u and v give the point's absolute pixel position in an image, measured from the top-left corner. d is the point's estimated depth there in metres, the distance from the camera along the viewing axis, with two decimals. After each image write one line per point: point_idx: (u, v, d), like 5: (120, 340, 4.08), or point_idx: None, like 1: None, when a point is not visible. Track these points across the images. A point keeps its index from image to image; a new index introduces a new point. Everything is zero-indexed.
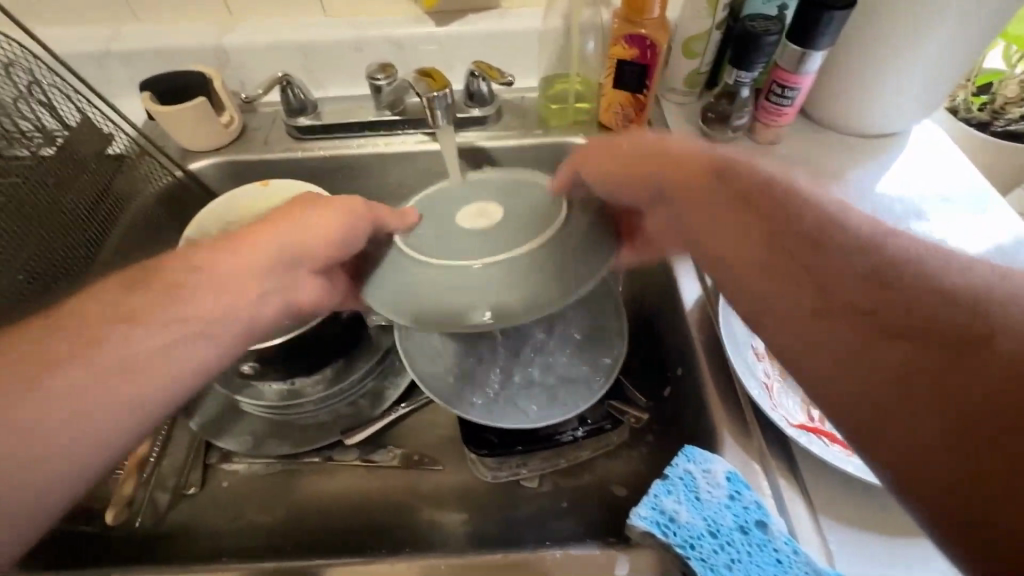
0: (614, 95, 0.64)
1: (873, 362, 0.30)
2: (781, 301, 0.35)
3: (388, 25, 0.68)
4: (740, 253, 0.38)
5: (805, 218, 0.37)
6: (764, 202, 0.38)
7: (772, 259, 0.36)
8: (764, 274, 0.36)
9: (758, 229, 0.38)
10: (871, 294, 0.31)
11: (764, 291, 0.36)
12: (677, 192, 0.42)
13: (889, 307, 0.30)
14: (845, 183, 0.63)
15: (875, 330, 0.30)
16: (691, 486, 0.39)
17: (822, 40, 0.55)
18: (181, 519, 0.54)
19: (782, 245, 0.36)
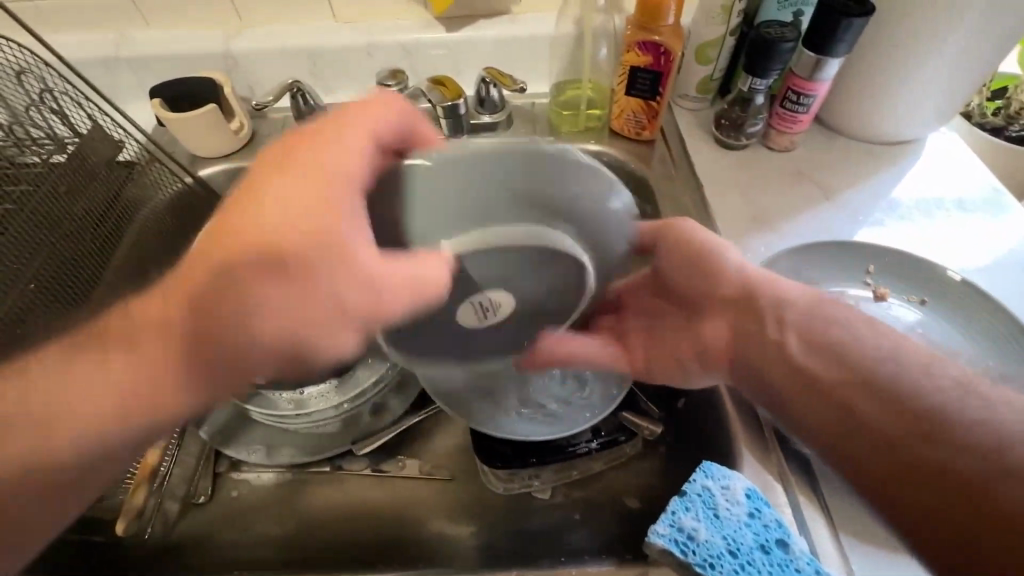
0: (626, 102, 0.63)
1: (918, 468, 0.34)
2: (823, 395, 0.39)
3: (397, 30, 0.68)
4: (791, 354, 0.41)
5: (856, 336, 0.40)
6: (821, 319, 0.42)
7: (826, 368, 0.39)
8: (817, 378, 0.39)
9: (817, 342, 0.41)
10: (917, 406, 0.35)
11: (817, 397, 0.39)
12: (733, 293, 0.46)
13: (940, 424, 0.34)
14: (861, 191, 0.62)
15: (929, 441, 0.34)
16: (709, 503, 0.39)
17: (839, 47, 0.54)
18: (191, 529, 0.54)
19: (839, 356, 0.39)
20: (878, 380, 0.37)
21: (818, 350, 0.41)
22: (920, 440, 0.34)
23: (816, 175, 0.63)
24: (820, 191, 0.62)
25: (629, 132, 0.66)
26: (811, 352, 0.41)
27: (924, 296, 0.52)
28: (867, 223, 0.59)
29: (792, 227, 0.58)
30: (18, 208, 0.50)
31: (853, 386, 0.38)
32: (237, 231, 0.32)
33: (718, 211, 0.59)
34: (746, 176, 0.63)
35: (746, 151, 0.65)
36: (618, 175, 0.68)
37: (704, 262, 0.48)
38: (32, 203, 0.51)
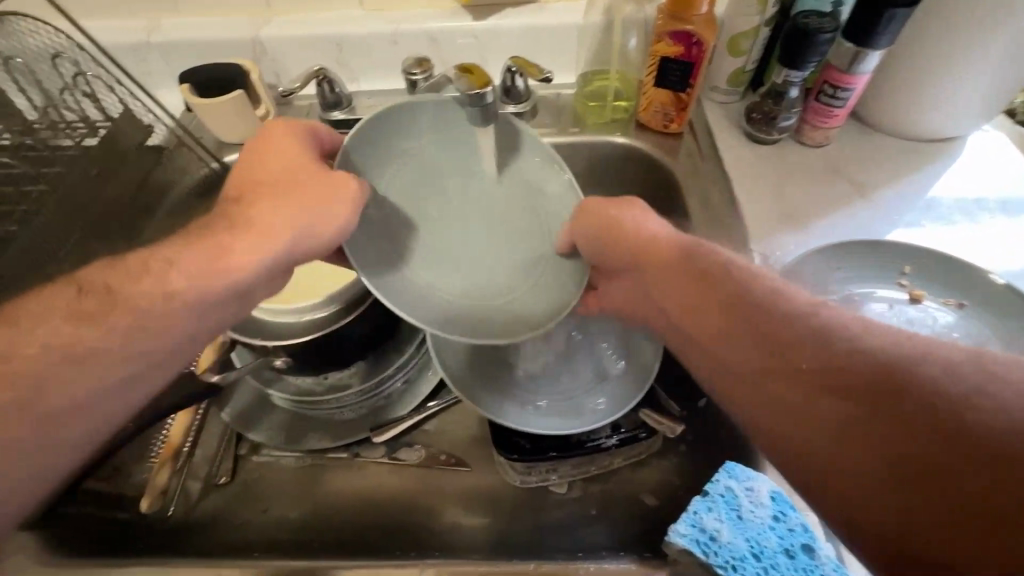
0: (655, 94, 0.62)
1: (844, 436, 0.29)
2: (744, 384, 0.34)
3: (424, 18, 0.67)
4: (698, 328, 0.38)
5: (752, 286, 0.37)
6: (719, 281, 0.39)
7: (729, 339, 0.36)
8: (726, 354, 0.36)
9: (720, 306, 0.37)
10: (821, 359, 0.31)
11: (728, 374, 0.36)
12: (645, 261, 0.44)
13: (846, 379, 0.30)
14: (898, 190, 0.60)
15: (848, 399, 0.30)
16: (733, 504, 0.38)
17: (881, 38, 0.52)
18: (211, 509, 0.55)
19: (741, 322, 0.36)
20: (780, 339, 0.33)
21: (722, 327, 0.37)
22: (836, 401, 0.30)
23: (851, 172, 0.61)
24: (854, 188, 0.60)
25: (657, 125, 0.65)
26: (716, 320, 0.37)
27: (962, 299, 0.50)
28: (903, 223, 0.57)
29: (825, 226, 0.57)
30: (51, 190, 0.52)
31: (755, 355, 0.34)
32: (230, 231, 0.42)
33: (747, 207, 0.58)
34: (776, 172, 0.61)
35: (777, 147, 0.63)
36: (643, 169, 0.66)
37: (625, 240, 0.44)
38: (65, 183, 0.53)
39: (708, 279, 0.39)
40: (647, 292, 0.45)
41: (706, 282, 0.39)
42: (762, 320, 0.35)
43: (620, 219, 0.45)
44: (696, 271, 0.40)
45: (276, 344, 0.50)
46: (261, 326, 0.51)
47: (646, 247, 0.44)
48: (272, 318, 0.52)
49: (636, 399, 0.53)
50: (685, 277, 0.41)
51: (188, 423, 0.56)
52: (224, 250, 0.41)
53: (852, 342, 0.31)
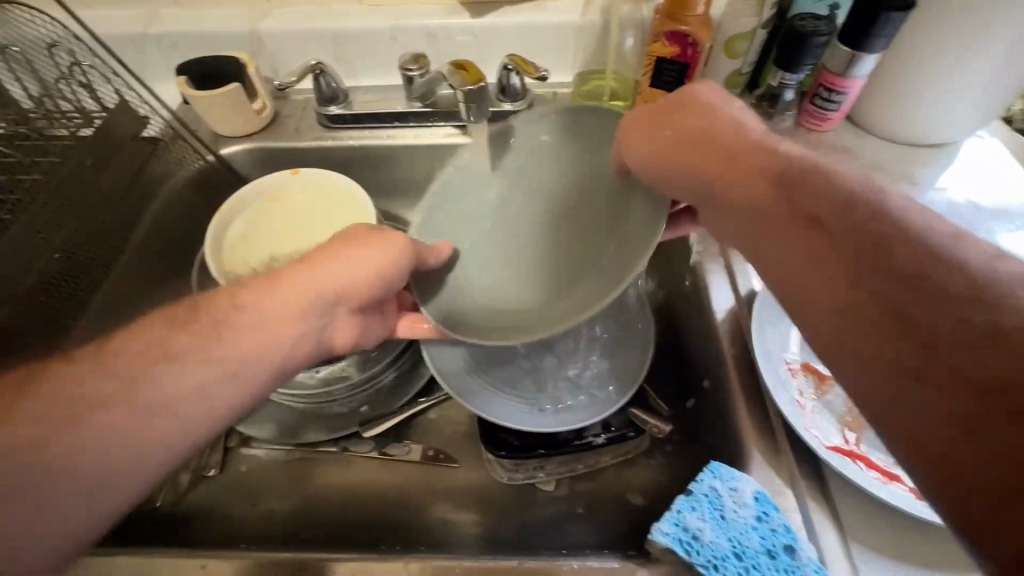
0: (651, 94, 0.61)
1: (918, 341, 0.26)
2: (810, 289, 0.31)
3: (422, 14, 0.67)
4: (768, 236, 0.34)
5: (845, 196, 0.32)
6: (803, 186, 0.34)
7: (810, 244, 0.32)
8: (806, 258, 0.32)
9: (800, 212, 0.33)
10: (919, 265, 0.27)
11: (801, 280, 0.32)
12: (711, 162, 0.38)
13: (949, 287, 0.26)
14: (894, 195, 0.60)
15: (939, 301, 0.26)
16: (716, 504, 0.38)
17: (875, 43, 0.52)
18: (199, 502, 0.55)
19: (827, 227, 0.31)
20: (872, 244, 0.29)
21: (796, 235, 0.33)
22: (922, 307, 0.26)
23: None
24: None
25: None
26: (798, 227, 0.33)
27: None
28: None
29: None
30: (45, 180, 0.51)
31: (839, 260, 0.30)
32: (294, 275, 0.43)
33: None
34: None
35: None
36: None
37: (684, 150, 0.40)
38: (60, 173, 0.52)
39: (789, 185, 0.34)
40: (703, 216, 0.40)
41: (788, 187, 0.34)
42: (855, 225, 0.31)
43: (684, 119, 0.41)
44: (772, 176, 0.35)
45: None
46: None
47: (722, 152, 0.38)
48: None
49: (626, 398, 0.52)
50: (757, 183, 0.36)
51: None
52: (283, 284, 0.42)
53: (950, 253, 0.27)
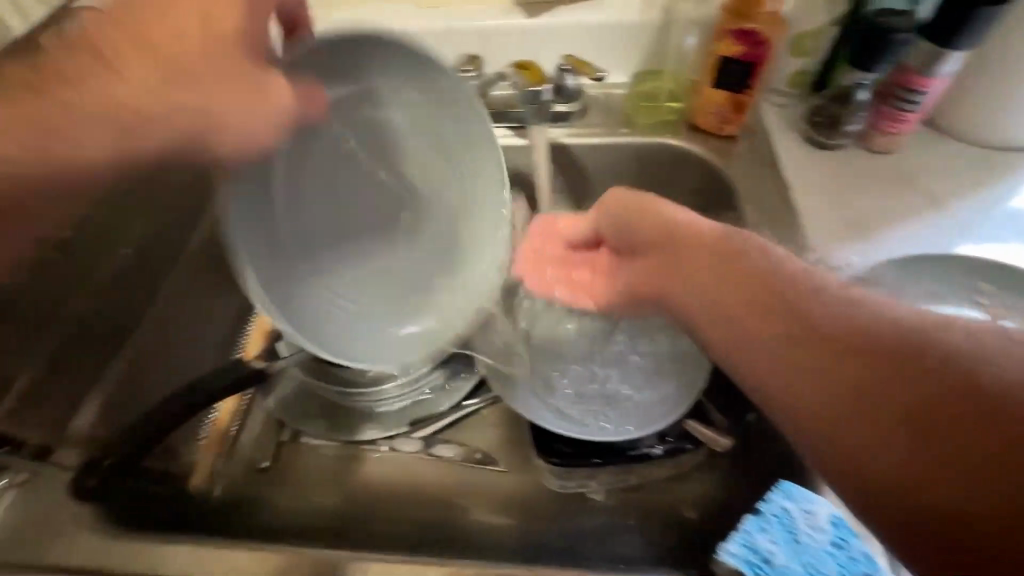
0: (711, 95, 0.60)
1: (877, 405, 0.29)
2: (756, 357, 0.34)
3: (476, 15, 0.67)
4: (723, 311, 0.36)
5: (765, 265, 0.37)
6: (744, 262, 0.37)
7: (767, 318, 0.34)
8: (765, 332, 0.34)
9: (738, 284, 0.37)
10: (863, 334, 0.31)
11: (760, 351, 0.34)
12: (665, 238, 0.42)
13: (889, 353, 0.30)
14: (971, 203, 0.56)
15: (883, 368, 0.30)
16: (790, 526, 0.37)
17: (963, 40, 0.49)
18: (252, 491, 0.56)
19: (779, 302, 0.34)
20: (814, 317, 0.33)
21: (739, 303, 0.36)
22: (874, 372, 0.30)
23: (921, 182, 0.57)
24: (923, 198, 0.56)
25: (709, 126, 0.63)
26: (754, 301, 0.35)
27: None
28: (976, 237, 0.54)
29: (892, 237, 0.54)
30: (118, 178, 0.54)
31: (797, 333, 0.33)
32: (84, 82, 0.37)
33: (805, 214, 0.55)
34: (839, 178, 0.58)
35: (840, 152, 0.60)
36: (694, 172, 0.64)
37: (646, 216, 0.44)
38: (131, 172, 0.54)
39: (735, 264, 0.38)
40: (653, 276, 0.42)
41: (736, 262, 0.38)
42: (801, 299, 0.34)
43: (640, 198, 0.46)
44: (718, 251, 0.39)
45: (327, 334, 0.51)
46: None
47: (670, 230, 0.42)
48: None
49: (683, 409, 0.51)
50: (705, 256, 0.39)
51: (235, 407, 0.56)
52: (62, 87, 0.37)
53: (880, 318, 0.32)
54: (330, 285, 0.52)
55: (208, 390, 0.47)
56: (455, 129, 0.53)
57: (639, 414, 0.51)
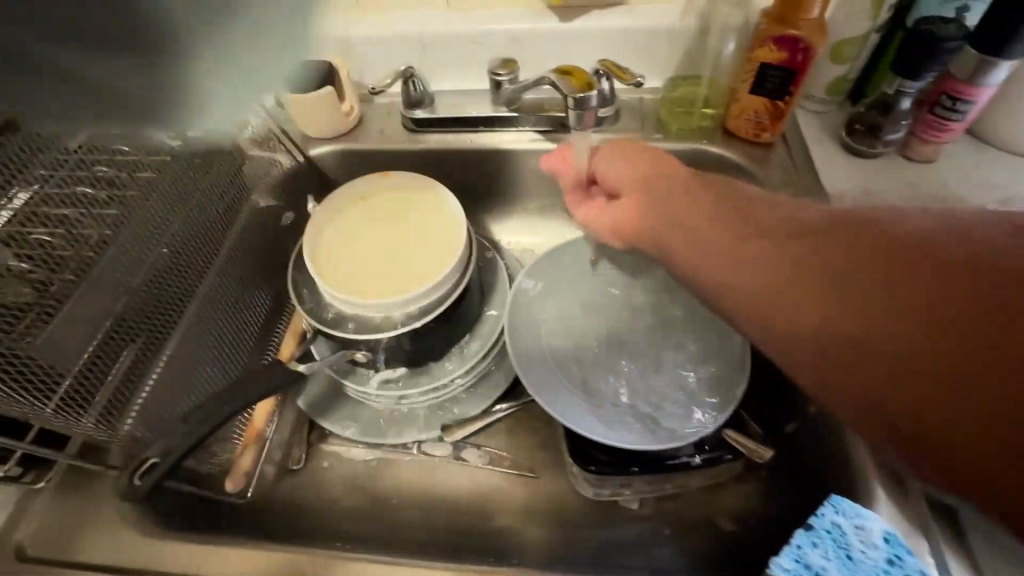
0: (748, 101, 0.59)
1: (842, 297, 0.30)
2: (746, 283, 0.36)
3: (510, 19, 0.67)
4: (714, 242, 0.39)
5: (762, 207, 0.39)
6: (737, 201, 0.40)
7: (747, 237, 0.37)
8: (742, 254, 0.37)
9: (737, 224, 0.39)
10: (829, 237, 0.33)
11: (739, 267, 0.36)
12: (664, 185, 0.46)
13: (849, 250, 0.31)
14: (1017, 212, 0.55)
15: (851, 260, 0.30)
16: (842, 542, 0.38)
17: (1015, 48, 0.48)
18: (286, 491, 0.56)
19: (758, 227, 0.37)
20: (787, 232, 0.35)
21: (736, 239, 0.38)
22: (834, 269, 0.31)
23: (964, 192, 0.57)
24: (967, 208, 0.55)
25: (746, 133, 0.62)
26: (739, 226, 0.38)
27: None
28: None
29: None
30: (159, 176, 0.53)
31: (768, 246, 0.35)
32: None
33: None
34: (878, 187, 0.57)
35: (879, 160, 0.59)
36: (728, 178, 0.64)
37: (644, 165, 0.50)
38: (170, 171, 0.54)
39: (726, 202, 0.41)
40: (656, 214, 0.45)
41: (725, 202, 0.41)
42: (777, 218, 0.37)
43: (639, 154, 0.51)
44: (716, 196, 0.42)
45: (363, 338, 0.51)
46: (340, 318, 0.52)
47: (671, 180, 0.46)
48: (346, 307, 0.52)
49: (721, 421, 0.50)
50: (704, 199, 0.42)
51: (269, 409, 0.56)
52: None
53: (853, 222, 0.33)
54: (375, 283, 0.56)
55: (247, 392, 0.47)
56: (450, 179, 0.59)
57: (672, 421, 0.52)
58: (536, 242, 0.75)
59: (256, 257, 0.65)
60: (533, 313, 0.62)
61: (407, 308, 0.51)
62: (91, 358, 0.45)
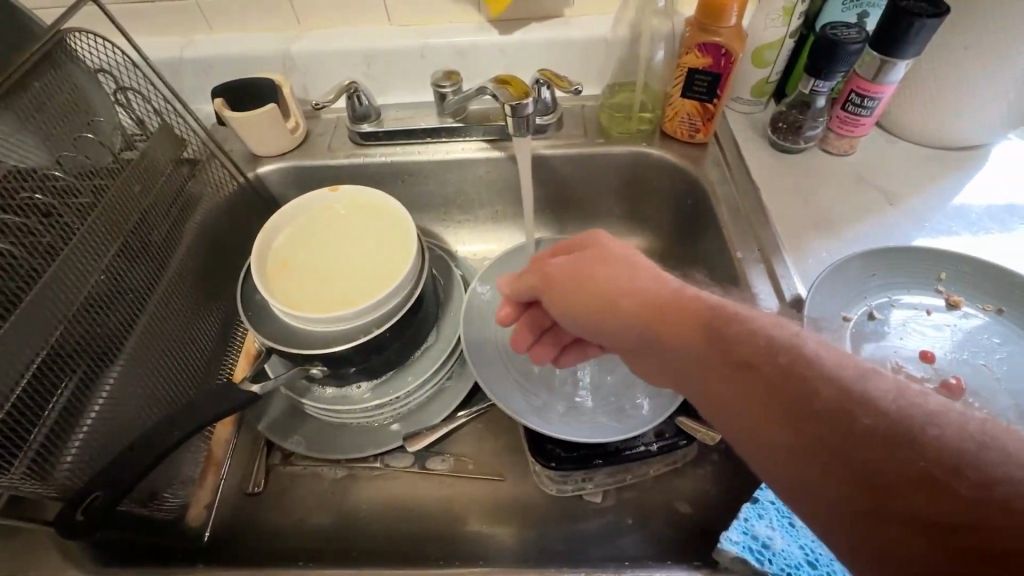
0: (681, 105, 0.63)
1: (865, 524, 0.27)
2: (774, 460, 0.30)
3: (451, 33, 0.68)
4: (717, 400, 0.33)
5: (763, 343, 0.32)
6: (742, 347, 0.32)
7: (756, 407, 0.31)
8: (760, 424, 0.31)
9: (746, 381, 0.32)
10: (873, 463, 0.27)
11: (765, 444, 0.31)
12: (625, 309, 0.38)
13: (906, 494, 0.26)
14: (923, 198, 0.60)
15: (895, 481, 0.26)
16: (783, 511, 0.43)
17: (909, 49, 0.53)
18: (245, 518, 0.55)
19: (773, 390, 0.30)
20: (809, 407, 0.29)
21: (750, 399, 0.31)
22: (882, 516, 0.26)
23: (879, 181, 0.61)
24: (882, 196, 0.60)
25: (682, 134, 0.65)
26: (757, 401, 0.31)
27: (1001, 304, 0.49)
28: (933, 230, 0.57)
29: (855, 232, 0.57)
30: (94, 201, 0.51)
31: (794, 448, 0.29)
32: None
33: (775, 214, 0.58)
34: (802, 180, 0.61)
35: (803, 156, 0.64)
36: (669, 179, 0.67)
37: (577, 284, 0.41)
38: (108, 196, 0.52)
39: (726, 347, 0.33)
40: (649, 359, 0.39)
41: (724, 348, 0.33)
42: (800, 401, 0.29)
43: (610, 280, 0.40)
44: (709, 336, 0.34)
45: (312, 353, 0.50)
46: (289, 332, 0.52)
47: (650, 310, 0.37)
48: (292, 321, 0.52)
49: (672, 407, 0.53)
50: (700, 344, 0.34)
51: (227, 436, 0.57)
52: None
53: (903, 441, 0.26)
54: (314, 303, 0.53)
55: (199, 415, 0.46)
56: (387, 217, 0.60)
57: (632, 420, 0.53)
58: (490, 249, 0.77)
59: (200, 281, 0.63)
60: (489, 319, 0.63)
61: (342, 325, 0.51)
62: (21, 402, 0.43)
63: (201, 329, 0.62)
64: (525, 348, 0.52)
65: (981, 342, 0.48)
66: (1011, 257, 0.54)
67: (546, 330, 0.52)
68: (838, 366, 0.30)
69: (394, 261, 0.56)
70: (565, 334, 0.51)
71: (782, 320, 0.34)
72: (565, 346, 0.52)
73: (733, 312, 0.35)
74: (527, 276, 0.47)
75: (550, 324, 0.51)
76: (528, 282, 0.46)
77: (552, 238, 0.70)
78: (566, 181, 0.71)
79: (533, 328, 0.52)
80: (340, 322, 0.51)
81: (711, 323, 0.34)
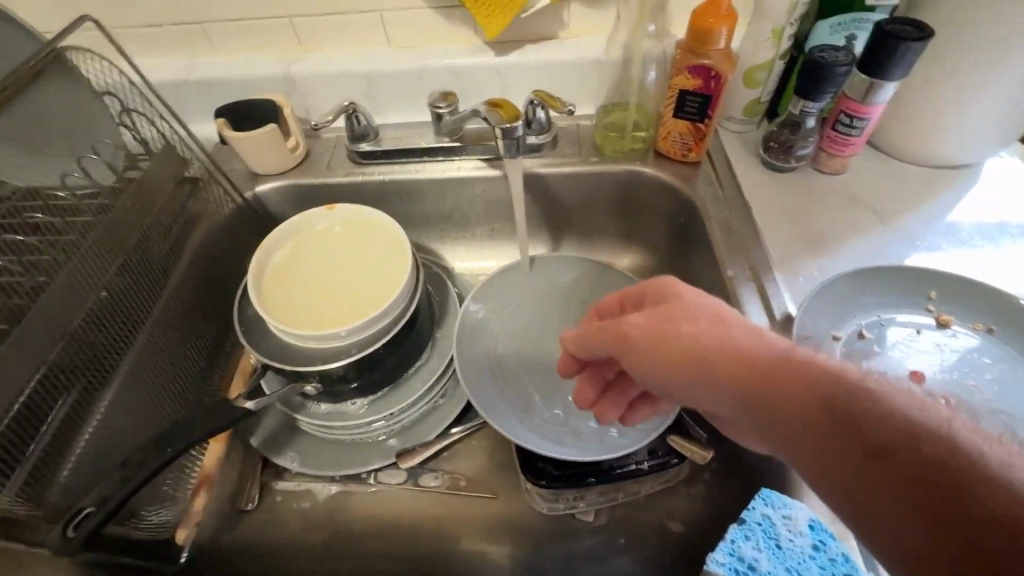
0: (673, 124, 0.63)
1: None
2: (910, 559, 0.26)
3: (448, 54, 0.70)
4: (835, 482, 0.30)
5: (900, 424, 0.28)
6: (871, 426, 0.29)
7: (888, 496, 0.27)
8: (891, 514, 0.27)
9: (875, 465, 0.28)
10: None
11: (897, 539, 0.27)
12: (718, 368, 0.35)
13: None
14: (916, 216, 0.60)
15: None
16: (771, 532, 0.42)
17: (895, 71, 0.53)
18: (241, 535, 0.55)
19: (911, 479, 0.27)
20: (966, 507, 0.25)
21: (879, 486, 0.28)
22: None
23: (871, 200, 0.62)
24: (874, 215, 0.60)
25: (675, 153, 0.66)
26: (889, 490, 0.27)
27: (991, 324, 0.50)
28: (925, 249, 0.57)
29: (847, 252, 0.57)
30: (96, 221, 0.52)
31: (934, 550, 0.25)
32: None
33: (766, 233, 0.59)
34: (794, 199, 0.62)
35: (794, 175, 0.64)
36: (662, 197, 0.68)
37: (655, 338, 0.38)
38: (111, 215, 0.53)
39: (849, 425, 0.29)
40: (745, 423, 0.35)
41: (849, 428, 0.29)
42: (957, 507, 0.25)
43: (697, 336, 0.37)
44: (828, 411, 0.30)
45: (307, 370, 0.51)
46: (283, 350, 0.53)
47: (746, 373, 0.34)
48: (286, 338, 0.53)
49: (664, 425, 0.52)
50: (814, 415, 0.31)
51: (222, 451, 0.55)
52: None
53: None
54: (308, 320, 0.54)
55: (193, 432, 0.46)
56: (383, 235, 0.60)
57: (626, 439, 0.53)
58: (487, 265, 0.78)
59: (197, 297, 0.63)
60: (483, 335, 0.64)
61: (336, 343, 0.52)
62: (19, 415, 0.43)
63: (197, 345, 0.63)
64: (589, 405, 0.49)
65: (972, 362, 0.48)
66: (1002, 275, 0.55)
67: (610, 383, 0.49)
68: (1006, 464, 0.25)
69: (392, 280, 0.56)
70: (632, 387, 0.48)
71: (924, 396, 0.29)
72: (633, 400, 0.49)
73: (858, 380, 0.31)
74: (590, 331, 0.43)
75: (615, 377, 0.48)
76: (591, 336, 0.43)
77: (546, 255, 0.70)
78: (560, 199, 0.72)
79: (597, 383, 0.49)
80: (331, 338, 0.51)
81: (829, 394, 0.31)
